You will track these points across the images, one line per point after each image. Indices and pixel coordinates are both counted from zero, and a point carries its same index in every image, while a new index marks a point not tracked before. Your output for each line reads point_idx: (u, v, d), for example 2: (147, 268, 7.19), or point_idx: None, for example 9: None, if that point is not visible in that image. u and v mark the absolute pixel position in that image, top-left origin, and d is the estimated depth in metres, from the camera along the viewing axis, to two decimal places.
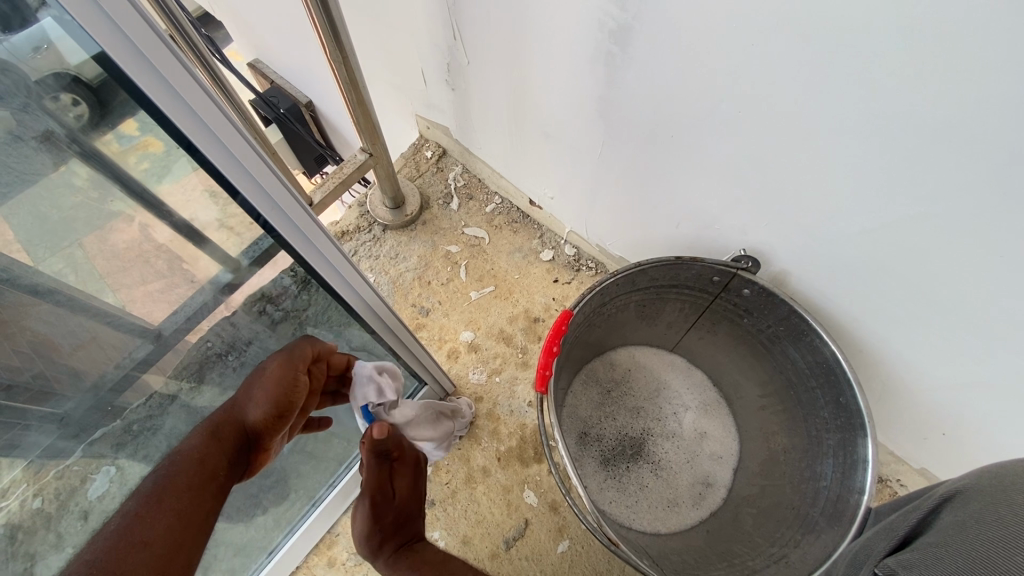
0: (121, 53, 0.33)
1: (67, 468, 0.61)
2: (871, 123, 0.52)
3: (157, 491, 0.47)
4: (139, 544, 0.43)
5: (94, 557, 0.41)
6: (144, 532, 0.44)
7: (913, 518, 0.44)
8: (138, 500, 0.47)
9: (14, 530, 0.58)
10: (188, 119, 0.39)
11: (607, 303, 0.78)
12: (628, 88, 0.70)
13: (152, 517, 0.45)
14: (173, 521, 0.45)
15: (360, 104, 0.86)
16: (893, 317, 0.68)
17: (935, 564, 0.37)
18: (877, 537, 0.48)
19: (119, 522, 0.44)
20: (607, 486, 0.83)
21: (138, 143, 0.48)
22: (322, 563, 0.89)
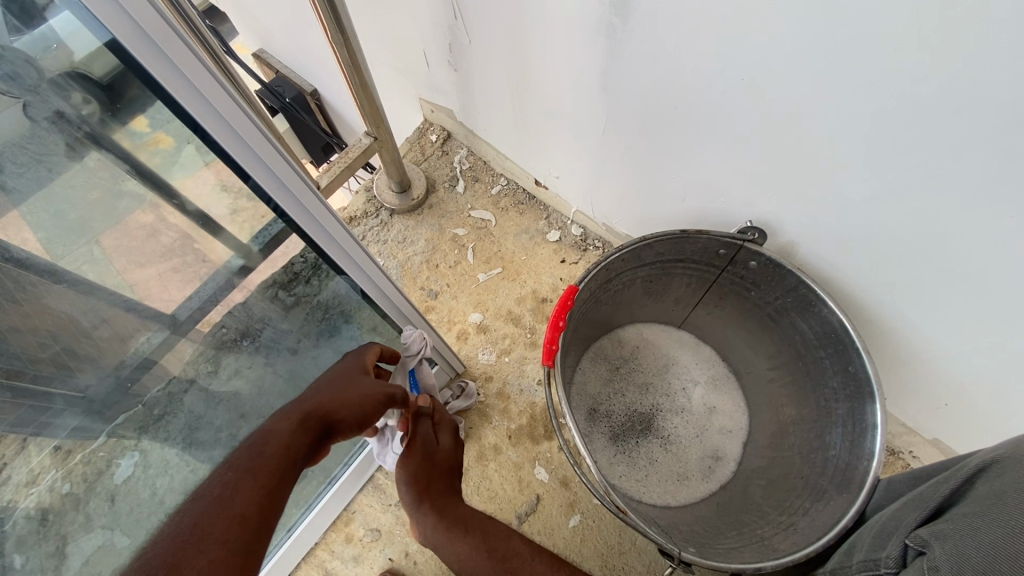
0: (126, 34, 0.34)
1: (93, 454, 0.63)
2: (878, 87, 0.51)
3: (244, 466, 0.50)
4: (236, 517, 0.46)
5: (200, 520, 0.44)
6: (239, 507, 0.46)
7: (945, 489, 0.45)
8: (230, 471, 0.50)
9: (43, 513, 0.60)
10: (196, 102, 0.40)
11: (614, 279, 0.78)
12: (630, 62, 0.69)
13: (246, 492, 0.48)
14: (262, 498, 0.48)
15: (364, 89, 0.86)
16: (903, 285, 0.67)
17: (971, 534, 0.38)
18: (906, 508, 0.49)
19: (214, 491, 0.47)
20: (616, 460, 0.84)
21: (148, 139, 0.49)
22: (340, 539, 0.91)
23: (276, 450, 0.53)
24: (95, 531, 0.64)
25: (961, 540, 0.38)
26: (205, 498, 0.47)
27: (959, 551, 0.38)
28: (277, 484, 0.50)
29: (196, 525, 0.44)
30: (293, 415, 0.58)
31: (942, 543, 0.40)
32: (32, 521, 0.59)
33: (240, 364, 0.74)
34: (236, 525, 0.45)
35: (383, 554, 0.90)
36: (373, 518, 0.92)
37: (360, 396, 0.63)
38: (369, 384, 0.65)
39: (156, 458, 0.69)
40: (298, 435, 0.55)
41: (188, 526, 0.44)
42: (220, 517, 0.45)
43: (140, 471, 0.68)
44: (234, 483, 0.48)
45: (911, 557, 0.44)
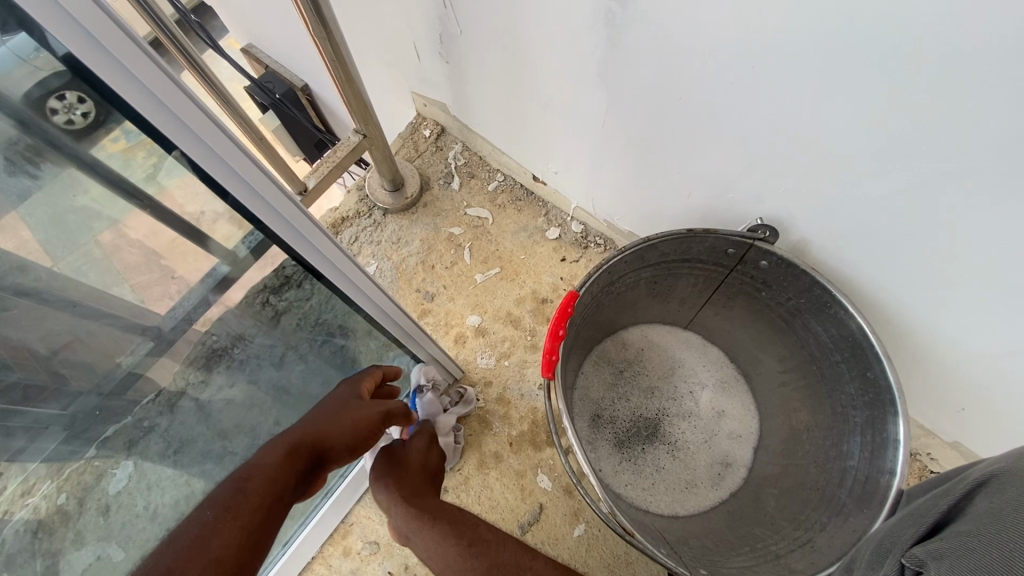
0: (75, 42, 0.30)
1: (85, 465, 0.61)
2: (910, 75, 0.47)
3: (225, 503, 0.48)
4: (211, 562, 0.43)
5: (171, 566, 0.42)
6: (215, 549, 0.44)
7: (944, 504, 0.40)
8: (209, 509, 0.48)
9: (37, 527, 0.59)
10: (156, 110, 0.35)
11: (617, 281, 0.74)
12: (632, 50, 0.64)
13: (223, 532, 0.46)
14: (241, 538, 0.46)
15: (350, 84, 0.82)
16: (925, 286, 0.63)
17: (967, 556, 0.33)
18: (903, 525, 0.43)
19: (190, 532, 0.45)
20: (622, 469, 0.81)
21: (143, 141, 0.43)
22: (338, 552, 0.88)
23: (259, 485, 0.51)
24: (87, 547, 0.62)
25: (957, 563, 0.33)
26: (181, 540, 0.45)
27: (952, 574, 0.33)
28: (260, 521, 0.49)
29: (165, 572, 0.42)
30: (281, 446, 0.57)
31: (936, 563, 0.34)
32: (24, 534, 0.58)
33: (227, 378, 0.71)
34: (211, 569, 0.43)
35: (382, 567, 0.87)
36: (371, 530, 0.89)
37: (352, 422, 0.63)
38: (363, 409, 0.65)
39: (151, 471, 0.67)
40: (286, 466, 0.55)
41: (159, 572, 0.42)
42: (194, 561, 0.43)
43: (135, 483, 0.65)
44: (212, 523, 0.46)
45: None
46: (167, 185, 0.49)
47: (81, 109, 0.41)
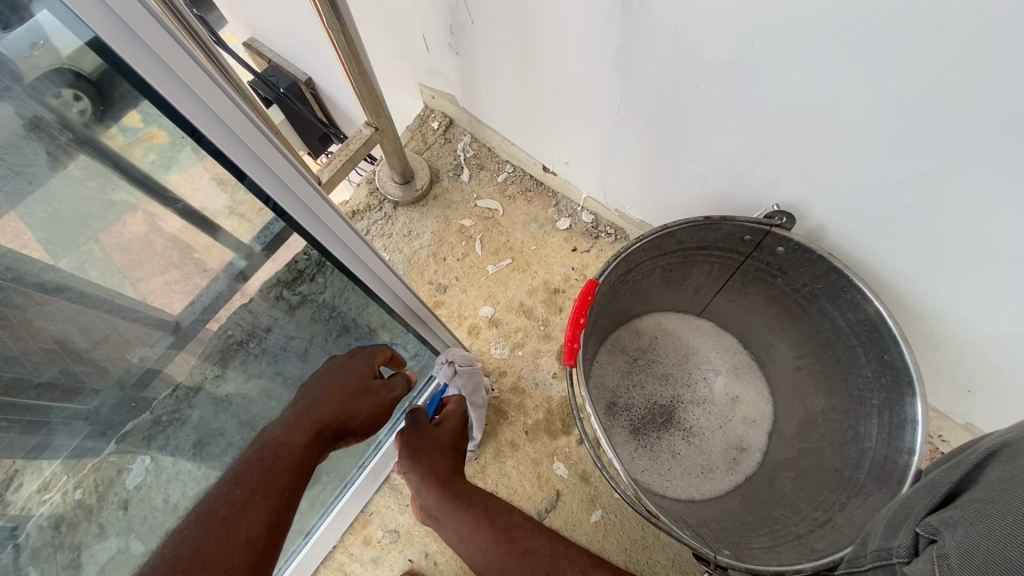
0: (110, 32, 0.30)
1: (102, 461, 0.61)
2: (921, 58, 0.47)
3: (254, 485, 0.50)
4: (243, 541, 0.46)
5: (201, 547, 0.44)
6: (245, 529, 0.47)
7: (955, 475, 0.41)
8: (238, 488, 0.50)
9: (59, 521, 0.59)
10: (184, 97, 0.36)
11: (633, 269, 0.75)
12: (646, 36, 0.65)
13: (254, 514, 0.48)
14: (269, 520, 0.49)
15: (362, 76, 0.82)
16: (941, 269, 0.63)
17: (981, 521, 0.34)
18: (917, 496, 0.44)
19: (219, 512, 0.47)
20: (638, 454, 0.82)
21: (142, 135, 0.45)
22: (358, 541, 0.90)
23: (287, 466, 0.54)
24: (110, 540, 0.63)
25: (971, 528, 0.34)
26: (211, 518, 0.47)
27: (968, 538, 0.34)
28: (287, 503, 0.52)
29: (196, 553, 0.44)
30: (305, 425, 0.59)
31: (952, 531, 0.36)
32: (47, 530, 0.58)
33: (248, 369, 0.72)
34: (242, 550, 0.45)
35: (402, 555, 0.89)
36: (391, 519, 0.90)
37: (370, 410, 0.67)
38: (377, 393, 0.69)
39: (170, 465, 0.67)
40: (310, 449, 0.58)
41: (191, 549, 0.44)
42: (225, 542, 0.45)
43: (154, 476, 0.66)
44: (240, 504, 0.48)
45: (922, 547, 0.39)
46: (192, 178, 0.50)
47: (80, 106, 0.44)
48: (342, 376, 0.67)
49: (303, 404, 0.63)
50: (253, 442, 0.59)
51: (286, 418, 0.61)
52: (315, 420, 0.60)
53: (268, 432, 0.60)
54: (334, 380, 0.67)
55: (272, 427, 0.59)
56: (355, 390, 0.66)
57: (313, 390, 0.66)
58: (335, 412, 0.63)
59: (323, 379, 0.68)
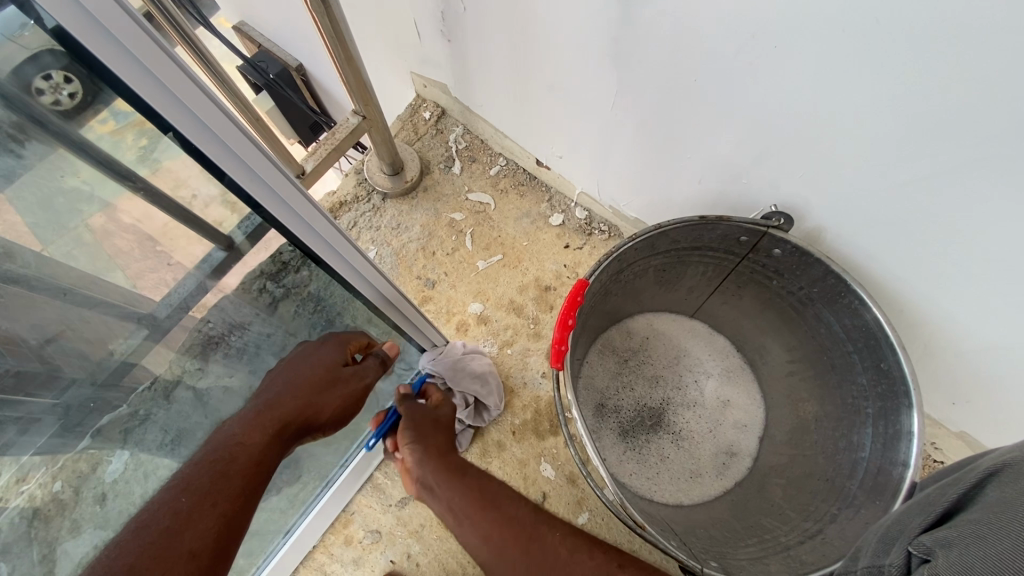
0: (60, 9, 0.27)
1: (81, 454, 0.59)
2: (938, 60, 0.44)
3: (202, 491, 0.49)
4: (186, 554, 0.45)
5: (138, 562, 0.43)
6: (189, 541, 0.46)
7: (955, 493, 0.39)
8: (185, 495, 0.48)
9: (33, 514, 0.57)
10: (148, 85, 0.32)
11: (625, 269, 0.73)
12: (645, 26, 0.61)
13: (200, 525, 0.47)
14: (218, 528, 0.48)
15: (349, 64, 0.79)
16: (940, 277, 0.61)
17: (976, 543, 0.33)
18: (912, 513, 0.42)
19: (162, 522, 0.46)
20: (626, 458, 0.80)
21: (133, 121, 0.41)
22: (339, 541, 0.88)
23: (238, 472, 0.52)
24: (84, 535, 0.61)
25: (965, 549, 0.33)
26: (151, 528, 0.46)
27: (962, 558, 0.33)
28: (238, 510, 0.50)
29: (132, 567, 0.43)
30: (265, 424, 0.57)
31: (946, 550, 0.34)
32: (20, 523, 0.56)
33: (226, 365, 0.69)
34: (181, 564, 0.44)
35: (384, 557, 0.86)
36: (373, 519, 0.88)
37: (337, 405, 0.64)
38: (343, 386, 0.64)
39: (149, 459, 0.65)
40: (267, 453, 0.56)
41: (128, 562, 0.43)
42: (164, 555, 0.44)
43: (132, 471, 0.64)
44: (184, 513, 0.47)
45: (913, 566, 0.37)
46: (166, 169, 0.47)
47: (69, 89, 0.40)
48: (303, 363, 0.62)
49: (267, 394, 0.60)
50: (211, 438, 0.57)
51: (247, 411, 0.58)
52: (273, 419, 0.57)
53: (228, 427, 0.57)
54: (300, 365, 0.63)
55: (231, 423, 0.57)
56: (319, 384, 0.61)
57: (278, 379, 0.62)
58: (297, 407, 0.60)
59: (288, 365, 0.64)
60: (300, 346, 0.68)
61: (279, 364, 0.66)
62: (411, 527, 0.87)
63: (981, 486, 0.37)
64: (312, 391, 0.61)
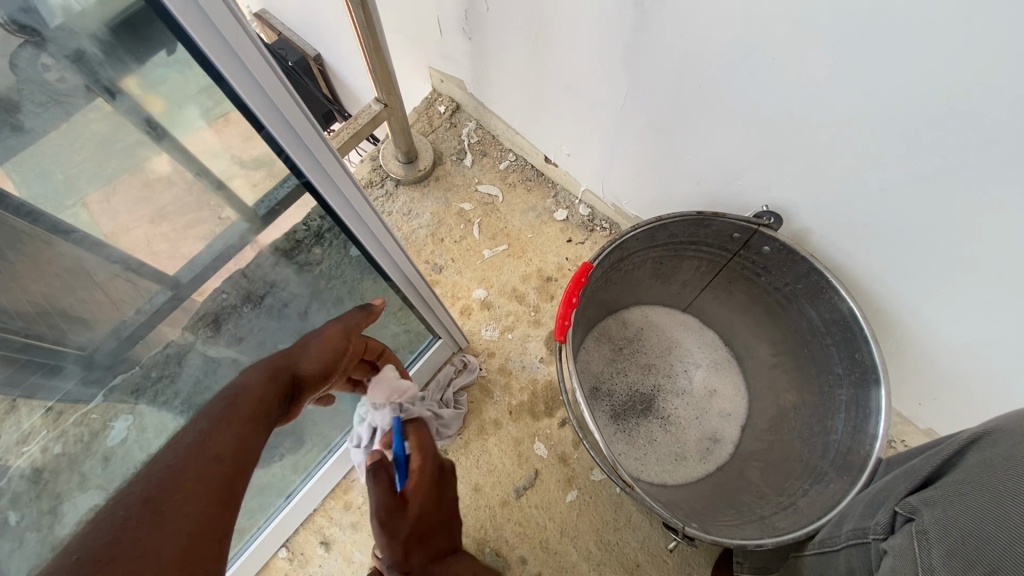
0: None
1: (85, 416, 0.63)
2: (904, 69, 0.51)
3: (220, 414, 0.50)
4: (212, 457, 0.45)
5: (176, 464, 0.44)
6: (213, 448, 0.46)
7: (936, 459, 0.45)
8: (205, 420, 0.49)
9: (36, 474, 0.59)
10: (215, 43, 0.38)
11: (626, 258, 0.78)
12: (655, 33, 0.67)
13: (221, 435, 0.47)
14: (236, 441, 0.48)
15: (377, 53, 0.84)
16: (913, 275, 0.67)
17: (956, 500, 0.39)
18: (898, 479, 0.50)
19: (189, 438, 0.47)
20: (617, 438, 0.85)
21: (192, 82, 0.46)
22: (339, 506, 0.92)
23: (250, 402, 0.53)
24: (90, 492, 0.64)
25: (950, 506, 0.39)
26: (181, 445, 0.46)
27: (946, 514, 0.39)
28: (251, 429, 0.50)
29: (168, 469, 0.43)
30: (259, 370, 0.57)
31: (931, 508, 0.41)
32: (26, 479, 0.58)
33: (245, 326, 0.74)
34: (209, 467, 0.44)
35: None
36: None
37: (320, 357, 0.61)
38: (317, 339, 0.62)
39: (155, 420, 0.68)
40: (275, 393, 0.56)
41: (164, 467, 0.43)
42: (193, 458, 0.45)
43: (135, 434, 0.67)
44: (207, 430, 0.48)
45: (900, 524, 0.44)
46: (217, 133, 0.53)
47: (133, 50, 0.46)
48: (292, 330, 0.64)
49: (275, 355, 0.61)
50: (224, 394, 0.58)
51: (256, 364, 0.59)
52: (281, 367, 0.58)
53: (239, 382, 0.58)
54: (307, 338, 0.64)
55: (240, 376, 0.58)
56: (304, 339, 0.62)
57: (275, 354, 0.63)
58: (307, 360, 0.60)
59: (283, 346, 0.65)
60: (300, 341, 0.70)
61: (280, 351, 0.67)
62: None
63: (962, 453, 0.43)
64: (296, 349, 0.61)
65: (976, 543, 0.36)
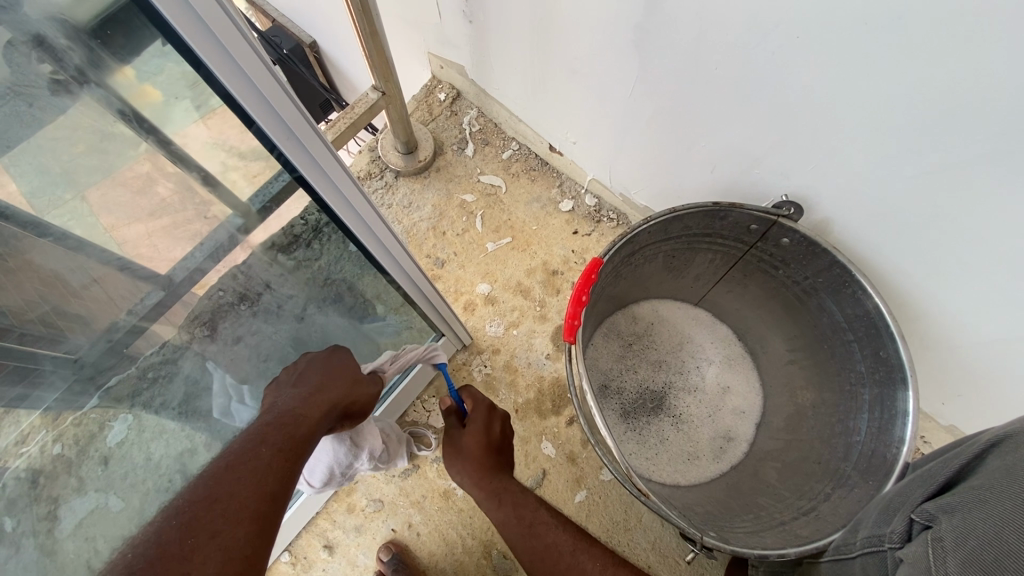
0: None
1: (85, 415, 0.58)
2: (947, 51, 0.46)
3: (278, 446, 0.49)
4: (266, 493, 0.44)
5: (239, 490, 0.43)
6: (271, 484, 0.45)
7: (954, 465, 0.41)
8: (264, 446, 0.48)
9: (35, 476, 0.55)
10: (195, 31, 0.34)
11: (637, 252, 0.74)
12: (670, 10, 0.63)
13: (277, 472, 0.46)
14: (290, 476, 0.48)
15: (373, 38, 0.79)
16: (942, 268, 0.63)
17: (979, 506, 0.35)
18: (912, 485, 0.45)
19: (251, 463, 0.46)
20: (627, 437, 0.82)
21: (173, 69, 0.42)
22: (342, 509, 0.89)
23: (305, 436, 0.53)
24: (88, 494, 0.59)
25: (970, 512, 0.35)
26: (237, 470, 0.45)
27: (965, 522, 0.35)
28: (297, 468, 0.49)
29: (234, 495, 0.42)
30: (323, 398, 0.59)
31: (949, 516, 0.37)
32: (23, 484, 0.54)
33: (240, 329, 0.70)
34: (266, 502, 0.43)
35: (385, 525, 0.88)
36: (376, 489, 0.90)
37: (366, 400, 0.68)
38: (371, 387, 0.69)
39: (155, 423, 0.64)
40: (322, 428, 0.56)
41: (231, 488, 0.43)
42: (257, 490, 0.44)
43: (135, 434, 0.62)
44: (267, 461, 0.47)
45: (915, 532, 0.40)
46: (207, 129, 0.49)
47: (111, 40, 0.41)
48: (343, 359, 0.67)
49: (312, 381, 0.61)
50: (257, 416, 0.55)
51: (300, 390, 0.59)
52: (328, 399, 0.59)
53: (280, 405, 0.57)
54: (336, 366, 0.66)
55: (286, 399, 0.57)
56: (357, 378, 0.66)
57: (316, 367, 0.64)
58: (345, 394, 0.63)
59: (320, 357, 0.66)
60: (305, 357, 0.69)
61: (287, 372, 0.66)
62: (413, 498, 0.89)
63: (982, 457, 0.39)
64: (351, 384, 0.65)
65: (995, 554, 0.33)
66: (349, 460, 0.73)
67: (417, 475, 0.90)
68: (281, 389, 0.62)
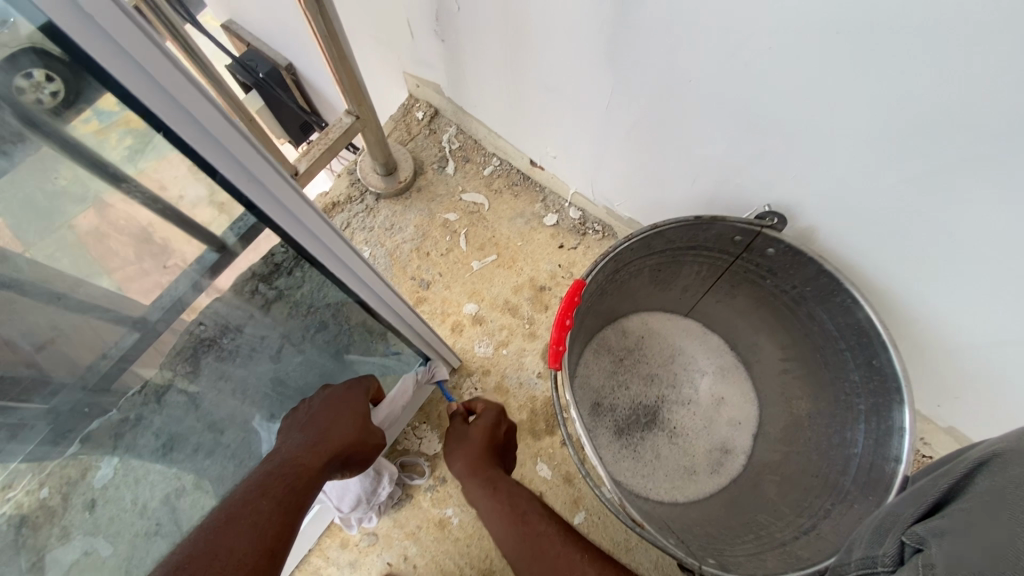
0: (53, 6, 0.26)
1: (66, 461, 0.59)
2: (932, 57, 0.45)
3: (279, 497, 0.57)
4: (263, 550, 0.51)
5: (238, 548, 0.50)
6: (268, 540, 0.52)
7: (943, 484, 0.38)
8: (265, 499, 0.56)
9: (21, 522, 0.56)
10: (147, 91, 0.32)
11: (621, 269, 0.73)
12: (643, 25, 0.62)
13: (272, 525, 0.54)
14: (273, 534, 0.53)
15: (342, 62, 0.78)
16: (934, 273, 0.62)
17: (968, 532, 0.32)
18: (903, 503, 0.41)
19: (250, 517, 0.53)
20: (622, 456, 0.80)
21: (119, 120, 0.39)
22: (336, 544, 0.87)
23: (303, 485, 0.60)
24: (75, 542, 0.60)
25: (958, 539, 0.32)
26: (236, 522, 0.52)
27: (954, 548, 0.32)
28: (300, 504, 0.58)
29: (231, 552, 0.49)
30: (321, 452, 0.64)
31: (938, 540, 0.33)
32: (8, 530, 0.55)
33: (219, 370, 0.68)
34: (264, 559, 0.51)
35: (380, 559, 0.86)
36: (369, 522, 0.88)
37: (376, 445, 0.76)
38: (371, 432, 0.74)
39: (139, 465, 0.64)
40: (322, 475, 0.63)
41: (222, 549, 0.49)
42: (256, 547, 0.51)
43: (122, 476, 0.63)
44: (267, 515, 0.54)
45: (907, 557, 0.36)
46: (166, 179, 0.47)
47: (51, 89, 0.39)
48: (345, 406, 0.72)
49: (317, 428, 0.67)
50: (268, 459, 0.63)
51: (306, 438, 0.65)
52: (331, 447, 0.65)
53: (285, 452, 0.64)
54: (341, 413, 0.71)
55: (292, 446, 0.64)
56: (363, 423, 0.72)
57: (316, 420, 0.69)
58: (349, 442, 0.69)
59: (322, 406, 0.71)
60: (315, 397, 0.75)
61: (301, 409, 0.73)
62: (407, 529, 0.87)
63: (971, 477, 0.36)
64: (347, 436, 0.69)
65: None
66: (374, 487, 0.82)
67: (411, 504, 0.88)
68: (289, 434, 0.68)
